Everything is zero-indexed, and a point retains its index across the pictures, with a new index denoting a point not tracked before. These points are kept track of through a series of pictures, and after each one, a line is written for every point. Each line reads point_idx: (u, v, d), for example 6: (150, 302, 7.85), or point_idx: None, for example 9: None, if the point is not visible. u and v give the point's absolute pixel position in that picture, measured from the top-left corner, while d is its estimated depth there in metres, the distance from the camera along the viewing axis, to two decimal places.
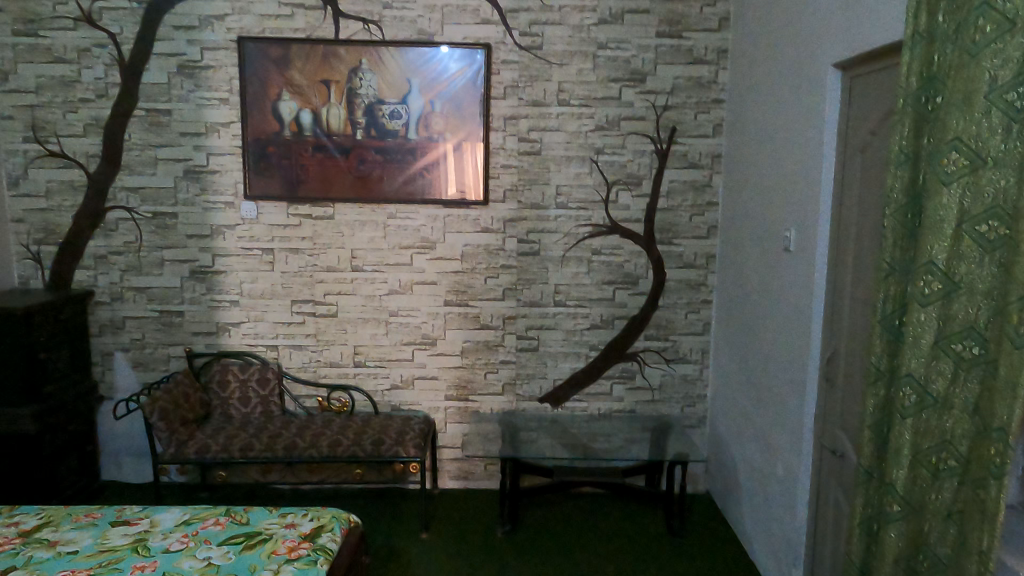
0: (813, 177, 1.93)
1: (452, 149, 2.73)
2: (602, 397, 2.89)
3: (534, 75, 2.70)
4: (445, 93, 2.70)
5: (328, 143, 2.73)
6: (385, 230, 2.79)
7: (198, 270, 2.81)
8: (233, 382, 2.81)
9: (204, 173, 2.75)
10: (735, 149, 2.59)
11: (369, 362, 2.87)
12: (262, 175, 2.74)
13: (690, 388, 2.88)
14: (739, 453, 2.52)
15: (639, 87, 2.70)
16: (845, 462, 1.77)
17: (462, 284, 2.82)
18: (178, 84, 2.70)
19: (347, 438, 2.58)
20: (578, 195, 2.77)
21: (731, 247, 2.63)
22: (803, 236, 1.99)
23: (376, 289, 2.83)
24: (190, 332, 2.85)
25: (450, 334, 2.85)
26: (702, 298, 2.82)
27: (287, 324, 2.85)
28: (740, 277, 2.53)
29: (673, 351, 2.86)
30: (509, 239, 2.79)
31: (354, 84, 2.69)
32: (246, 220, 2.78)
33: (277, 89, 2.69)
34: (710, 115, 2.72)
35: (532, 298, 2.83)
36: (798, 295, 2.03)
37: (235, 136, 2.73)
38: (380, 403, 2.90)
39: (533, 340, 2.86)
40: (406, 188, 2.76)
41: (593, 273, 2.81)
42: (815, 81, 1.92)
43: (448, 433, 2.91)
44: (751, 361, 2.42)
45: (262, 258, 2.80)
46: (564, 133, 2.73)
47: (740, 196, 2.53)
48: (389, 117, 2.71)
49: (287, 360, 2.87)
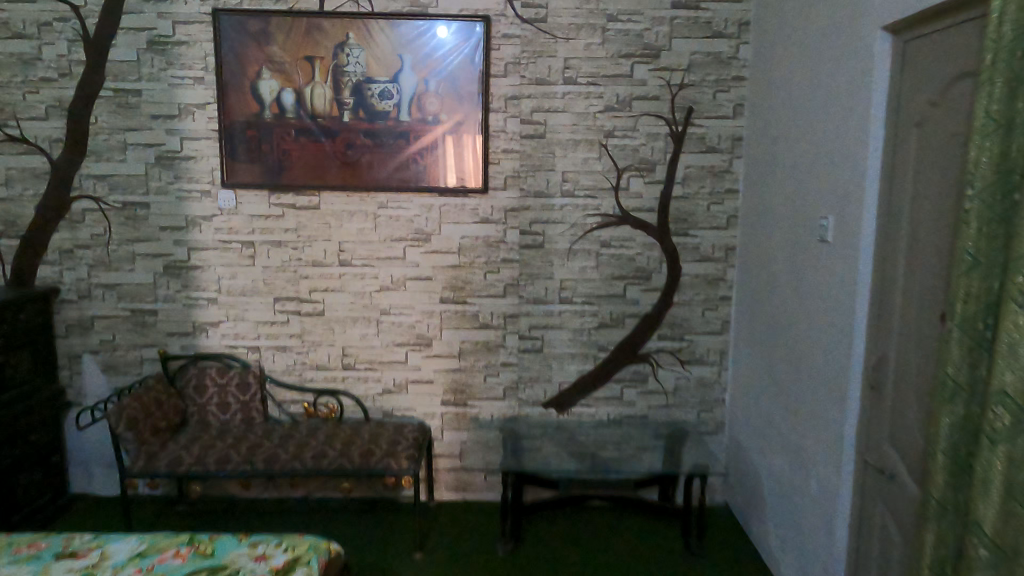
0: (856, 157, 1.70)
1: (448, 131, 2.50)
2: (612, 402, 2.67)
3: (538, 50, 2.47)
4: (439, 71, 2.46)
5: (312, 125, 2.49)
6: (376, 222, 2.56)
7: (172, 265, 2.59)
8: (210, 387, 2.57)
9: (177, 160, 2.52)
10: (758, 129, 2.36)
11: (359, 365, 2.65)
12: (241, 162, 2.51)
13: (707, 393, 2.66)
14: (765, 464, 2.30)
15: (652, 63, 2.47)
16: (897, 484, 1.55)
17: (460, 280, 2.59)
18: (148, 61, 2.47)
19: (333, 449, 2.36)
20: (586, 181, 2.54)
21: (753, 237, 2.41)
22: (844, 225, 1.76)
23: (365, 286, 2.60)
24: (164, 333, 2.62)
25: (447, 335, 2.63)
26: (721, 294, 2.60)
27: (269, 323, 2.62)
28: (764, 270, 2.31)
29: (688, 352, 2.63)
30: (510, 231, 2.56)
31: (340, 61, 2.46)
32: (224, 211, 2.55)
33: (256, 67, 2.46)
34: (730, 93, 2.48)
35: (535, 295, 2.60)
36: (838, 293, 1.80)
37: (211, 119, 2.50)
38: (371, 410, 2.67)
39: (537, 340, 2.63)
40: (398, 176, 2.53)
41: (602, 267, 2.58)
42: (859, 47, 1.69)
43: (445, 441, 2.69)
44: (778, 365, 2.20)
45: (242, 252, 2.58)
46: (570, 115, 2.50)
47: (764, 182, 2.30)
48: (379, 97, 2.48)
49: (270, 362, 2.64)
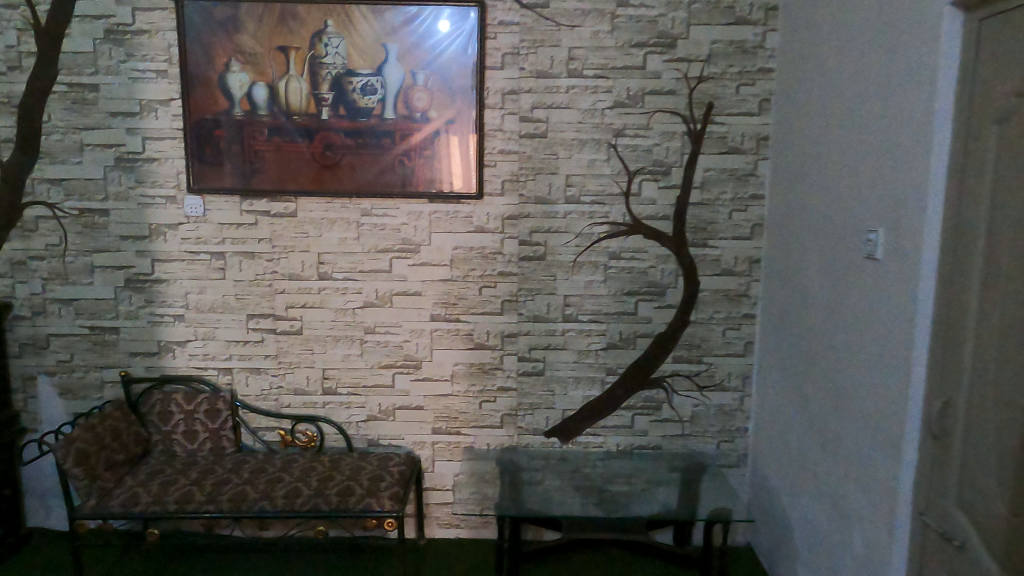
0: (914, 160, 1.42)
1: (438, 130, 2.23)
2: (621, 431, 2.40)
3: (539, 40, 2.20)
4: (428, 63, 2.20)
5: (287, 124, 2.24)
6: (359, 231, 2.31)
7: (135, 278, 2.34)
8: (176, 414, 2.32)
9: (139, 162, 2.28)
10: (789, 127, 2.08)
11: (340, 389, 2.39)
12: (208, 164, 2.26)
13: (727, 421, 2.39)
14: (796, 508, 2.02)
15: (667, 53, 2.20)
16: (969, 558, 1.28)
17: (452, 295, 2.33)
18: (106, 52, 2.23)
19: (308, 487, 2.10)
20: (593, 186, 2.27)
21: (783, 250, 2.13)
22: (897, 241, 1.48)
23: (347, 302, 2.35)
24: (126, 352, 2.38)
25: (438, 356, 2.37)
26: (744, 312, 2.32)
27: (240, 343, 2.37)
28: (796, 288, 2.03)
29: (707, 376, 2.36)
30: (508, 241, 2.30)
31: (318, 52, 2.20)
32: (191, 218, 2.31)
33: (225, 58, 2.21)
34: (756, 87, 2.20)
35: (536, 313, 2.34)
36: (889, 321, 1.51)
37: (175, 117, 2.26)
38: (354, 438, 2.41)
39: (538, 362, 2.36)
40: (382, 180, 2.27)
41: (611, 282, 2.31)
42: (919, 29, 1.41)
43: (437, 473, 2.43)
44: (812, 397, 1.92)
45: (211, 264, 2.33)
46: (575, 111, 2.23)
47: (796, 188, 2.03)
48: (361, 91, 2.22)
49: (243, 386, 2.39)
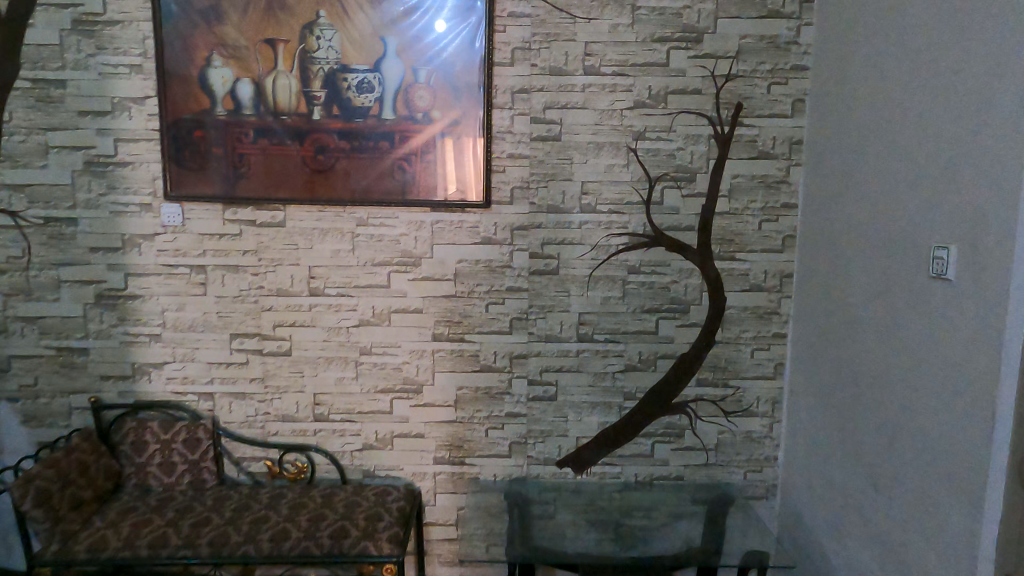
0: (1001, 167, 1.23)
1: (441, 132, 2.03)
2: (640, 461, 2.20)
3: (552, 33, 2.01)
4: (431, 58, 2.00)
5: (274, 124, 2.03)
6: (354, 242, 2.10)
7: (106, 294, 2.12)
8: (152, 444, 2.10)
9: (111, 167, 2.07)
10: (829, 130, 1.90)
11: (333, 415, 2.18)
12: (187, 169, 2.05)
13: (755, 450, 2.20)
14: (840, 549, 1.83)
15: (692, 49, 2.01)
16: None
17: (456, 313, 2.13)
18: (74, 45, 2.01)
19: (297, 528, 1.89)
20: (610, 194, 2.08)
21: (821, 264, 1.94)
22: (977, 260, 1.29)
23: (341, 320, 2.14)
24: (97, 376, 2.16)
25: (440, 379, 2.16)
26: (774, 331, 2.14)
27: (223, 365, 2.16)
28: (838, 307, 1.84)
29: (733, 401, 2.18)
30: (518, 254, 2.10)
31: (309, 45, 2.00)
32: (168, 228, 2.09)
33: (206, 52, 2.00)
34: (789, 86, 2.02)
35: (548, 332, 2.14)
36: (964, 350, 1.32)
37: (151, 117, 2.05)
38: (348, 469, 2.20)
39: (550, 386, 2.17)
40: (380, 186, 2.06)
41: (629, 298, 2.12)
42: (1007, 16, 1.22)
43: (438, 507, 2.23)
44: (861, 429, 1.73)
45: (190, 279, 2.12)
46: (591, 112, 2.04)
47: (838, 197, 1.85)
48: (357, 89, 2.01)
49: (226, 413, 2.18)
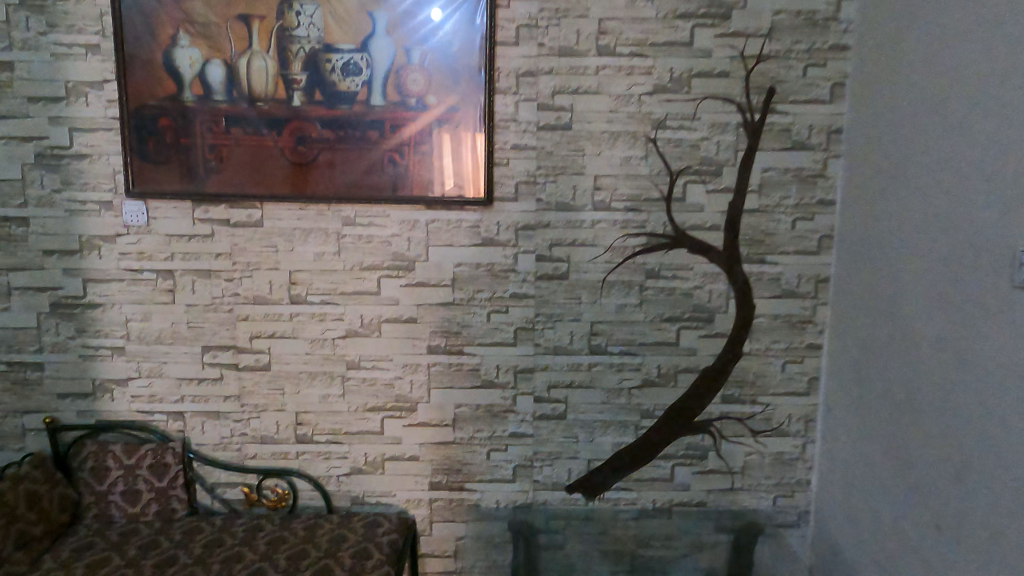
0: None
1: (437, 120, 1.81)
2: (659, 485, 1.99)
3: (562, 9, 1.79)
4: (426, 37, 1.78)
5: (249, 112, 1.80)
6: (340, 244, 1.88)
7: (62, 302, 1.90)
8: (114, 471, 1.88)
9: (66, 160, 1.84)
10: (875, 117, 1.68)
11: (318, 437, 1.96)
12: (152, 163, 1.82)
13: (785, 473, 1.99)
14: None
15: (719, 27, 1.79)
16: None
17: (454, 323, 1.91)
18: (22, 23, 1.79)
19: (275, 568, 1.67)
20: (627, 189, 1.85)
21: (864, 269, 1.72)
22: None
23: (326, 331, 1.92)
24: (53, 394, 1.94)
25: (437, 396, 1.94)
26: (808, 342, 1.92)
27: (194, 381, 1.94)
28: (885, 318, 1.63)
29: (762, 420, 1.96)
30: (523, 257, 1.88)
31: (287, 22, 1.77)
32: (131, 229, 1.87)
33: (171, 30, 1.77)
34: (828, 68, 1.80)
35: (558, 343, 1.92)
36: None
37: (111, 104, 1.82)
38: (334, 496, 1.99)
39: (559, 403, 1.95)
40: (369, 181, 1.84)
41: (647, 306, 1.90)
42: None
43: (435, 537, 2.01)
44: (915, 457, 1.51)
45: (157, 286, 1.89)
46: (606, 98, 1.82)
47: (886, 193, 1.63)
48: (342, 72, 1.78)
49: (198, 434, 1.96)
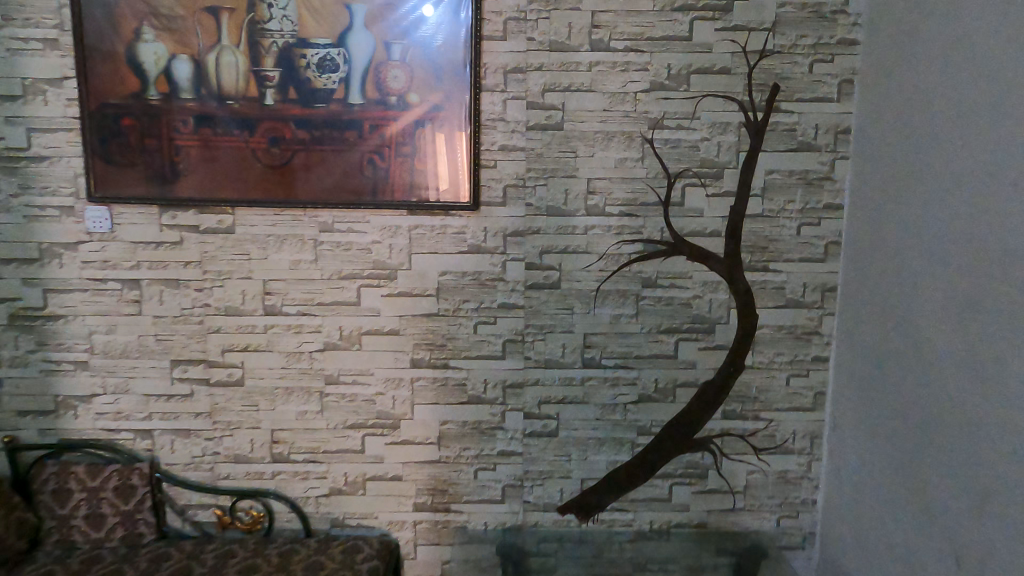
0: None
1: (419, 120, 1.69)
2: (656, 506, 1.88)
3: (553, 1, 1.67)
4: (407, 31, 1.66)
5: (218, 111, 1.69)
6: (317, 251, 1.77)
7: (21, 314, 1.78)
8: (77, 494, 1.77)
9: (24, 163, 1.72)
10: (886, 116, 1.57)
11: (295, 456, 1.85)
12: (115, 165, 1.71)
13: (789, 492, 1.88)
14: None
15: (720, 20, 1.68)
16: None
17: (439, 335, 1.80)
18: None
19: None
20: (622, 193, 1.74)
21: (874, 278, 1.62)
22: None
23: (302, 344, 1.80)
24: (13, 412, 1.82)
25: (421, 413, 1.83)
26: (814, 355, 1.81)
27: (163, 397, 1.82)
28: (896, 331, 1.52)
29: (765, 436, 1.85)
30: (512, 265, 1.77)
31: (258, 14, 1.65)
32: (94, 237, 1.75)
33: (134, 24, 1.66)
34: (835, 64, 1.69)
35: (549, 356, 1.81)
36: None
37: (71, 103, 1.70)
38: (312, 518, 1.87)
39: (550, 420, 1.84)
40: (346, 184, 1.72)
41: (644, 317, 1.79)
42: None
43: (419, 561, 1.90)
44: (926, 482, 1.41)
45: (122, 296, 1.78)
46: (600, 96, 1.71)
47: (897, 197, 1.52)
48: (318, 68, 1.67)
49: (167, 453, 1.84)
